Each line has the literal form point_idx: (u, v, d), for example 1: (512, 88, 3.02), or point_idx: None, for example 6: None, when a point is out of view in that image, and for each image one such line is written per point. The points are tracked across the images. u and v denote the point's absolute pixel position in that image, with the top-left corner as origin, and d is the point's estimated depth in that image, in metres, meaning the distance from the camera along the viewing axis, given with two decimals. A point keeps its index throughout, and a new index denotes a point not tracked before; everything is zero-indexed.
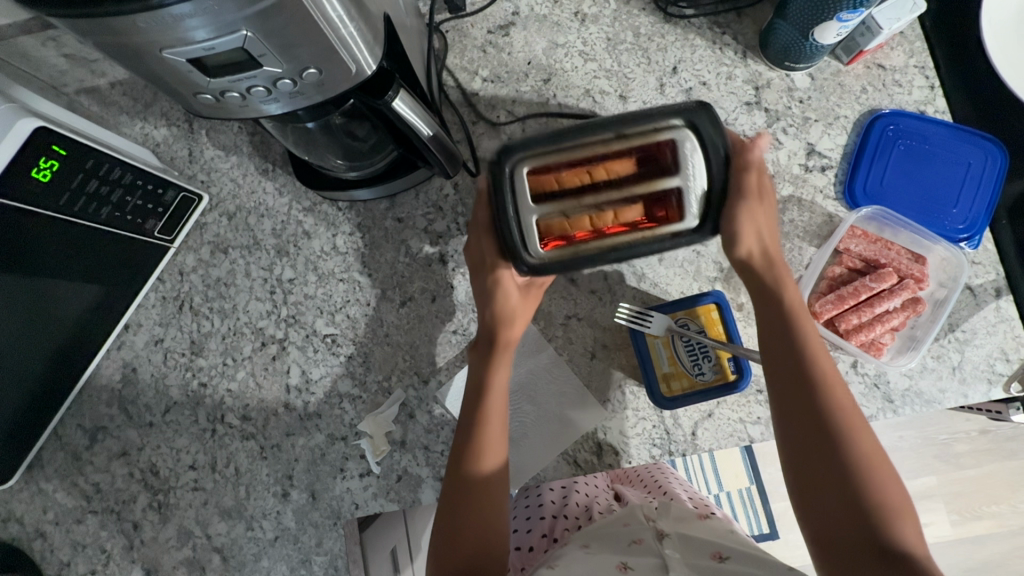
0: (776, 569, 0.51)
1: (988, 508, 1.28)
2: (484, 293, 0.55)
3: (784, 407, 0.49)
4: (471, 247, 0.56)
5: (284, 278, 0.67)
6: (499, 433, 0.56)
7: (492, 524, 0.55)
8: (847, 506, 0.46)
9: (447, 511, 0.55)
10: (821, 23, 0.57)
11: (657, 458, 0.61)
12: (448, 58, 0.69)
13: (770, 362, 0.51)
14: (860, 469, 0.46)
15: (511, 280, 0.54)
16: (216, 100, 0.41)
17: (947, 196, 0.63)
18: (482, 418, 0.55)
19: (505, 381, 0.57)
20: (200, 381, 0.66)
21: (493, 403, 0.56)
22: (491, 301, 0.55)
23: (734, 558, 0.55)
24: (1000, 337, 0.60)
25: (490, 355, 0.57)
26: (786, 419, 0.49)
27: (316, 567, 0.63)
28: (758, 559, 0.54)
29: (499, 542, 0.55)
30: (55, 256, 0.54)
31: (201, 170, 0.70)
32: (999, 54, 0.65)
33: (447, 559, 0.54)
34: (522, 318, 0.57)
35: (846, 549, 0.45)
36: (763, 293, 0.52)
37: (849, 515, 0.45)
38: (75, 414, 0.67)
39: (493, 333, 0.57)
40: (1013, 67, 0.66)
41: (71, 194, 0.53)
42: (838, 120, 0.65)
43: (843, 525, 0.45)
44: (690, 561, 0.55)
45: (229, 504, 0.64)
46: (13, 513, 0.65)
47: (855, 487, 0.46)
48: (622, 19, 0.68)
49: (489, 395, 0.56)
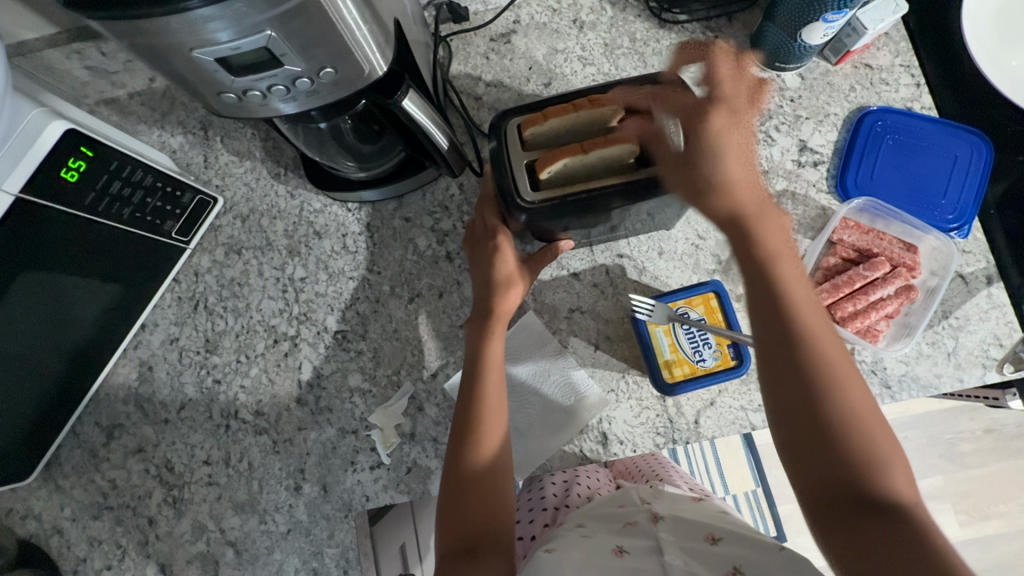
0: (766, 548, 0.53)
1: (995, 508, 1.28)
2: (483, 262, 0.60)
3: (772, 378, 0.46)
4: (473, 225, 0.63)
5: (296, 277, 0.70)
6: (497, 397, 0.58)
7: (497, 490, 0.56)
8: (841, 472, 0.44)
9: (453, 478, 0.56)
10: (807, 25, 0.60)
11: (661, 446, 0.63)
12: (453, 65, 0.72)
13: (754, 330, 0.46)
14: (851, 435, 0.44)
15: (509, 250, 0.59)
16: (238, 99, 0.43)
17: (936, 188, 0.65)
18: (478, 394, 0.58)
19: (501, 349, 0.60)
20: (215, 378, 0.68)
21: (490, 370, 0.58)
22: (489, 269, 0.60)
23: (726, 539, 0.56)
24: (993, 324, 0.62)
25: (486, 324, 0.60)
26: (772, 387, 0.46)
27: (329, 559, 0.64)
28: (751, 539, 0.55)
29: (504, 508, 0.56)
30: (78, 255, 0.56)
31: (216, 175, 0.73)
32: (981, 52, 0.68)
33: (453, 528, 0.55)
34: (519, 288, 0.60)
35: (839, 513, 0.43)
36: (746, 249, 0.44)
37: (844, 481, 0.43)
38: (92, 412, 0.68)
39: (490, 304, 0.60)
40: (994, 65, 0.68)
41: (96, 194, 0.55)
42: (829, 117, 0.68)
43: (841, 494, 0.44)
44: (683, 543, 0.57)
45: (242, 498, 0.65)
46: (32, 510, 0.67)
47: (843, 447, 0.44)
48: (619, 26, 0.72)
49: (486, 362, 0.58)
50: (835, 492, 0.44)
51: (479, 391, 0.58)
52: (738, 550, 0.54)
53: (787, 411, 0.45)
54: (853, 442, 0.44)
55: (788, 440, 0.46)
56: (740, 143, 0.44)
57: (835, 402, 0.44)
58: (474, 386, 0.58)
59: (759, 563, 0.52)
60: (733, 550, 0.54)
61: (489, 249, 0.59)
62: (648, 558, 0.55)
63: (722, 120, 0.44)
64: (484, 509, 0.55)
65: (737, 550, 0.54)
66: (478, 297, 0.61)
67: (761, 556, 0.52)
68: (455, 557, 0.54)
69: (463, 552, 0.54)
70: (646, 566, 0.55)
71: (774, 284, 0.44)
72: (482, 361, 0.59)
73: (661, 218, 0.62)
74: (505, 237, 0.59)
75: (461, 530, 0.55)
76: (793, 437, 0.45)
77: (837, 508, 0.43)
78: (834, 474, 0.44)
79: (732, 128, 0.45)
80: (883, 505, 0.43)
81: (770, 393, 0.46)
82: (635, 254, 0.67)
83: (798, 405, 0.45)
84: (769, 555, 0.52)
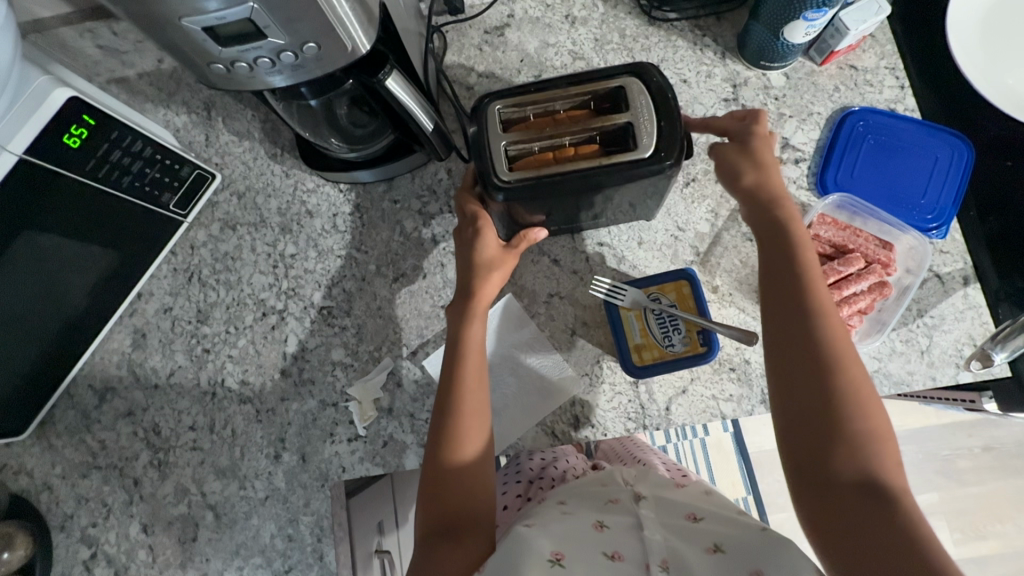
0: (750, 527, 0.54)
1: (992, 527, 1.26)
2: (464, 245, 0.62)
3: (778, 359, 0.52)
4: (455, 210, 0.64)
5: (287, 253, 0.72)
6: (477, 380, 0.59)
7: (478, 472, 0.58)
8: (831, 464, 0.47)
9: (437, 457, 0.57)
10: (788, 23, 0.61)
11: (632, 431, 0.64)
12: (447, 55, 0.74)
13: (773, 320, 0.53)
14: (857, 430, 0.48)
15: (491, 234, 0.61)
16: (227, 71, 0.46)
17: (914, 188, 0.66)
18: (460, 373, 0.59)
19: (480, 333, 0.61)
20: (204, 347, 0.71)
21: (469, 352, 0.60)
22: (470, 251, 0.61)
23: (708, 518, 0.56)
24: (968, 324, 0.62)
25: (466, 309, 0.61)
26: (783, 373, 0.51)
27: (304, 527, 0.66)
28: (731, 519, 0.56)
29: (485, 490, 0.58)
30: (78, 219, 0.59)
31: (217, 154, 0.76)
32: (957, 38, 0.68)
33: (439, 505, 0.57)
34: (499, 272, 0.62)
35: (834, 501, 0.47)
36: (774, 248, 0.55)
37: (844, 470, 0.47)
38: (86, 375, 0.71)
39: (469, 289, 0.61)
40: (966, 53, 0.68)
41: (96, 161, 0.58)
42: (811, 116, 0.68)
43: (836, 483, 0.47)
44: (665, 521, 0.57)
45: (224, 464, 0.68)
46: (24, 467, 0.69)
47: (846, 441, 0.47)
48: (610, 22, 0.74)
49: (468, 345, 0.60)
50: (829, 479, 0.47)
51: (460, 373, 0.59)
52: (720, 528, 0.55)
53: (795, 402, 0.50)
54: (852, 434, 0.48)
55: (790, 429, 0.50)
56: (771, 166, 0.56)
57: (844, 398, 0.49)
58: (453, 371, 0.59)
59: (739, 539, 0.53)
60: (714, 528, 0.55)
61: (471, 232, 0.61)
62: (629, 536, 0.55)
63: (761, 151, 0.56)
64: (466, 493, 0.57)
65: (718, 528, 0.55)
66: (460, 282, 0.62)
67: (744, 535, 0.53)
68: (438, 535, 0.56)
69: (444, 529, 0.56)
70: (627, 542, 0.54)
71: (795, 288, 0.52)
72: (469, 345, 0.60)
73: (643, 208, 0.64)
74: (485, 219, 0.60)
75: (450, 508, 0.57)
76: (796, 423, 0.50)
77: (826, 494, 0.47)
78: (833, 464, 0.47)
79: (769, 157, 0.57)
80: (882, 500, 0.45)
81: (781, 382, 0.51)
82: (615, 243, 0.68)
83: (803, 393, 0.49)
84: (752, 534, 0.53)
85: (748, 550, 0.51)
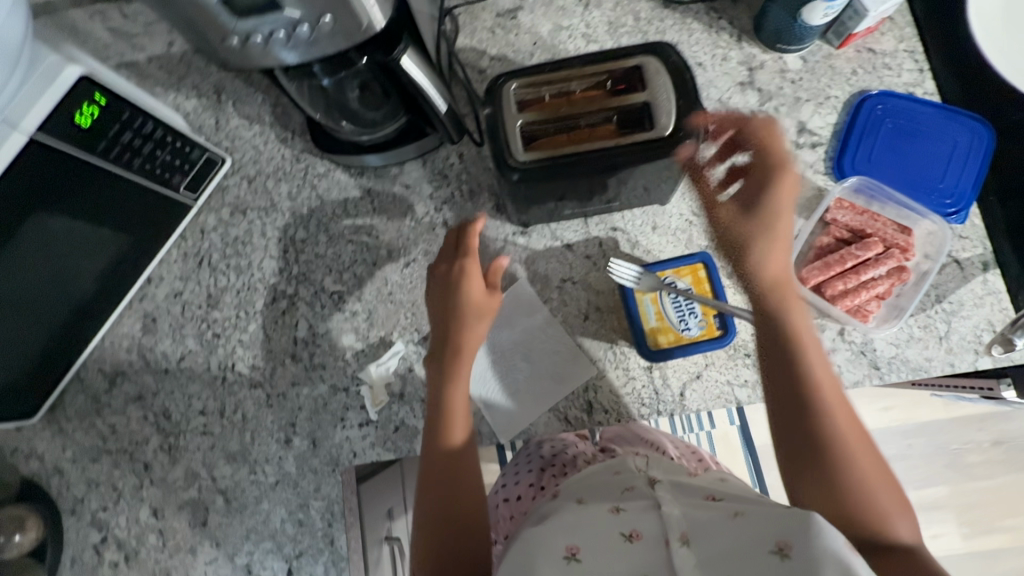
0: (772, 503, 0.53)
1: (1000, 522, 1.25)
2: (447, 290, 0.62)
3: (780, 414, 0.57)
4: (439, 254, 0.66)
5: (297, 238, 0.72)
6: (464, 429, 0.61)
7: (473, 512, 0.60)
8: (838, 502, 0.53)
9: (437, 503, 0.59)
10: (808, 3, 0.60)
11: (646, 417, 0.63)
12: (459, 39, 0.73)
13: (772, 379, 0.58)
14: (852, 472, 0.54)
15: (476, 274, 0.63)
16: (241, 45, 0.46)
17: (933, 173, 0.65)
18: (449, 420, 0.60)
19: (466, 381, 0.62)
20: (214, 331, 0.70)
21: (455, 400, 0.60)
22: (455, 294, 0.62)
23: (727, 498, 0.56)
24: (987, 310, 0.61)
25: (450, 356, 0.61)
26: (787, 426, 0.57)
27: (314, 511, 0.66)
28: (751, 499, 0.55)
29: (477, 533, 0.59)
30: (89, 200, 0.59)
31: (226, 138, 0.75)
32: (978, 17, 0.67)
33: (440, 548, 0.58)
34: (484, 313, 0.63)
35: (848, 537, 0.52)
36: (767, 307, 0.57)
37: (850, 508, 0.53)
38: (96, 359, 0.71)
39: (451, 335, 0.61)
40: (988, 32, 0.67)
41: (107, 142, 0.58)
42: (829, 100, 0.68)
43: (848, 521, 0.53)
44: (683, 500, 0.56)
45: (234, 448, 0.67)
46: (35, 450, 0.69)
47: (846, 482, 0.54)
48: (623, 5, 0.73)
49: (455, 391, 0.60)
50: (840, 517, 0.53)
51: (449, 420, 0.60)
52: (739, 504, 0.54)
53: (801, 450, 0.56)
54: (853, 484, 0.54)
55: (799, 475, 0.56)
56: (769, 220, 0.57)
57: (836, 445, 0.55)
58: (445, 422, 0.60)
59: (762, 511, 0.51)
60: (735, 504, 0.54)
61: (455, 274, 0.62)
62: (646, 515, 0.54)
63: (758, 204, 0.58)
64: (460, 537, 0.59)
65: (738, 504, 0.54)
66: (440, 330, 0.62)
67: (767, 508, 0.52)
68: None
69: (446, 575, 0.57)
70: (646, 521, 0.53)
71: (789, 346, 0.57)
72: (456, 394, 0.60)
73: (658, 192, 0.63)
74: (472, 262, 0.62)
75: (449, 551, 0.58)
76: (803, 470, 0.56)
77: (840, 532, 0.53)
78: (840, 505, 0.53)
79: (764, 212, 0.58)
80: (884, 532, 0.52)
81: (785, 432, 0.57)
82: (628, 228, 0.67)
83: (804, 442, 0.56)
84: (775, 507, 0.51)
85: (769, 522, 0.50)
